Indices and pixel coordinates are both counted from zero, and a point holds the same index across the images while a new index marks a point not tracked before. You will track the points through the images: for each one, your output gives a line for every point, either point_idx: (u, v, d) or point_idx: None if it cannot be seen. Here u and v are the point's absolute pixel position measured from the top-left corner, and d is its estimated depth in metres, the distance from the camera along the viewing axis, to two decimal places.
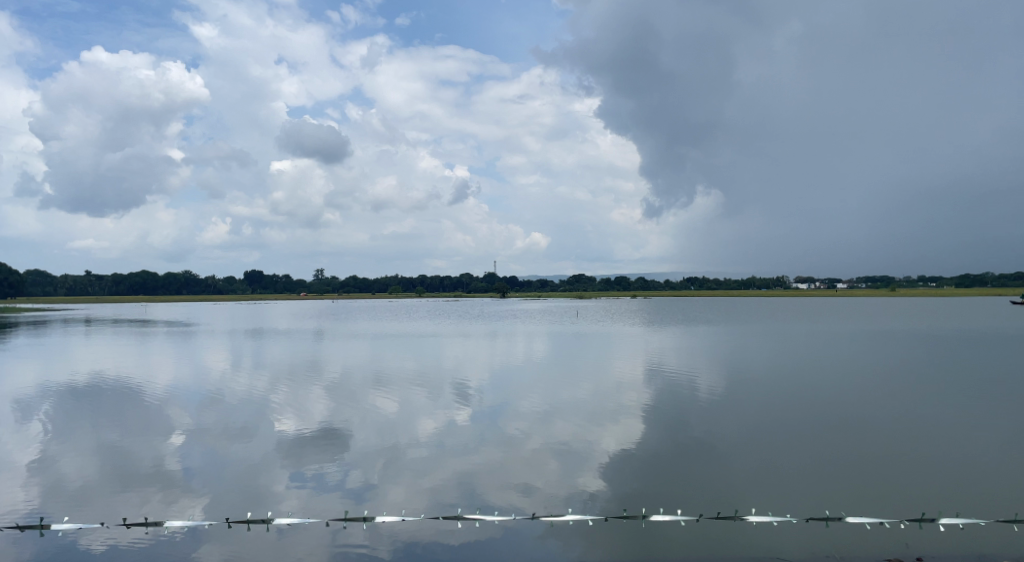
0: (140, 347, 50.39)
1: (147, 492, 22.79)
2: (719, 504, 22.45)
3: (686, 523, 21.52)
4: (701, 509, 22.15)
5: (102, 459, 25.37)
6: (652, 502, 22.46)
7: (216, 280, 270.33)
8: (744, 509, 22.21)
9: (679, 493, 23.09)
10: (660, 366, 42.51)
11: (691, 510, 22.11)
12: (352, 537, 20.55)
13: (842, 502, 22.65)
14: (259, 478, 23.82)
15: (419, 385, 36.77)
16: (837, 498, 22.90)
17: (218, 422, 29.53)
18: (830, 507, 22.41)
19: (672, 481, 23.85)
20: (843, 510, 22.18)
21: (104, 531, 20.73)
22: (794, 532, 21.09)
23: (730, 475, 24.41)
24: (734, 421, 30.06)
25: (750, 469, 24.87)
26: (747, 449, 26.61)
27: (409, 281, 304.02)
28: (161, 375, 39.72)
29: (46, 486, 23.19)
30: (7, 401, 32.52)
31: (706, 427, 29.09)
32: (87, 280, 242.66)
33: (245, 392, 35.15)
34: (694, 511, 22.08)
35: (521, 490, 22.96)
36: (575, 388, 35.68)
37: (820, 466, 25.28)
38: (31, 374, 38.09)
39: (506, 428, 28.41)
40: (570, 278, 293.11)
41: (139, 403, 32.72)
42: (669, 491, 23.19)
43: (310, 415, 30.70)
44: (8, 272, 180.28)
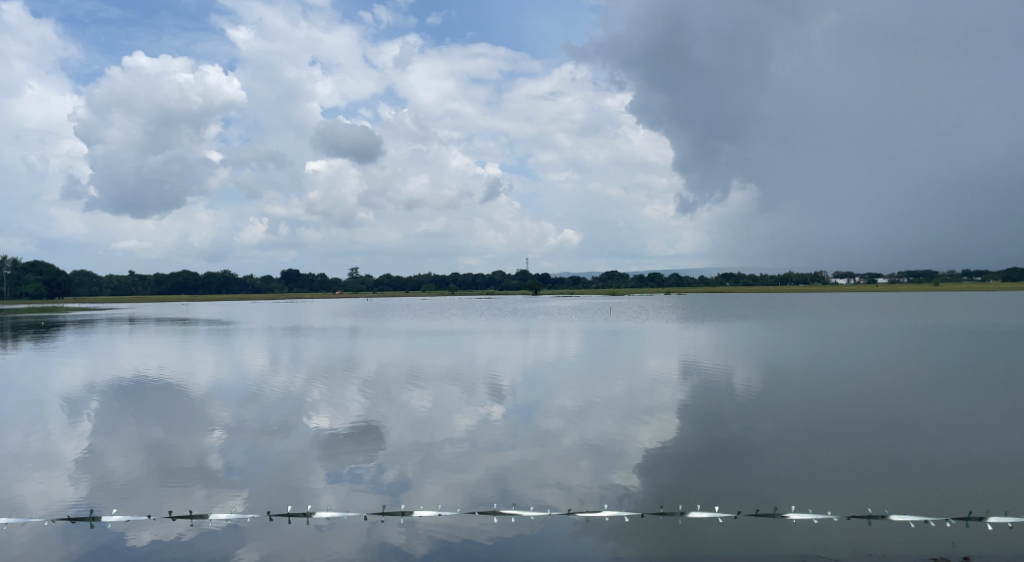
0: (182, 345, 51.62)
1: (190, 486, 23.45)
2: (758, 501, 22.48)
3: (724, 520, 21.58)
4: (739, 506, 22.19)
5: (147, 453, 26.12)
6: (689, 499, 22.54)
7: (255, 280, 274.97)
8: (784, 507, 22.19)
9: (717, 490, 23.12)
10: (696, 363, 42.39)
11: (730, 507, 22.17)
12: (389, 532, 20.97)
13: (885, 500, 22.51)
14: (298, 474, 24.35)
15: (452, 382, 37.17)
16: (879, 495, 22.78)
17: (257, 418, 30.17)
18: (873, 505, 22.28)
19: (710, 478, 23.87)
20: (886, 508, 22.05)
21: (151, 523, 21.41)
22: (836, 529, 21.02)
23: (768, 472, 24.35)
24: (771, 418, 29.92)
25: (790, 466, 24.81)
26: (785, 446, 26.51)
27: (443, 279, 305.88)
28: (203, 372, 40.68)
29: (93, 480, 23.96)
30: (55, 397, 33.55)
31: (742, 424, 29.01)
32: (130, 280, 248.27)
33: (283, 389, 35.82)
34: (732, 508, 22.14)
35: (555, 486, 23.20)
36: (609, 385, 35.77)
37: (862, 462, 25.15)
38: (78, 371, 39.23)
39: (539, 425, 28.63)
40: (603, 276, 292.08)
41: (182, 400, 33.55)
42: (707, 488, 23.23)
43: (347, 411, 31.26)
44: (56, 272, 185.59)
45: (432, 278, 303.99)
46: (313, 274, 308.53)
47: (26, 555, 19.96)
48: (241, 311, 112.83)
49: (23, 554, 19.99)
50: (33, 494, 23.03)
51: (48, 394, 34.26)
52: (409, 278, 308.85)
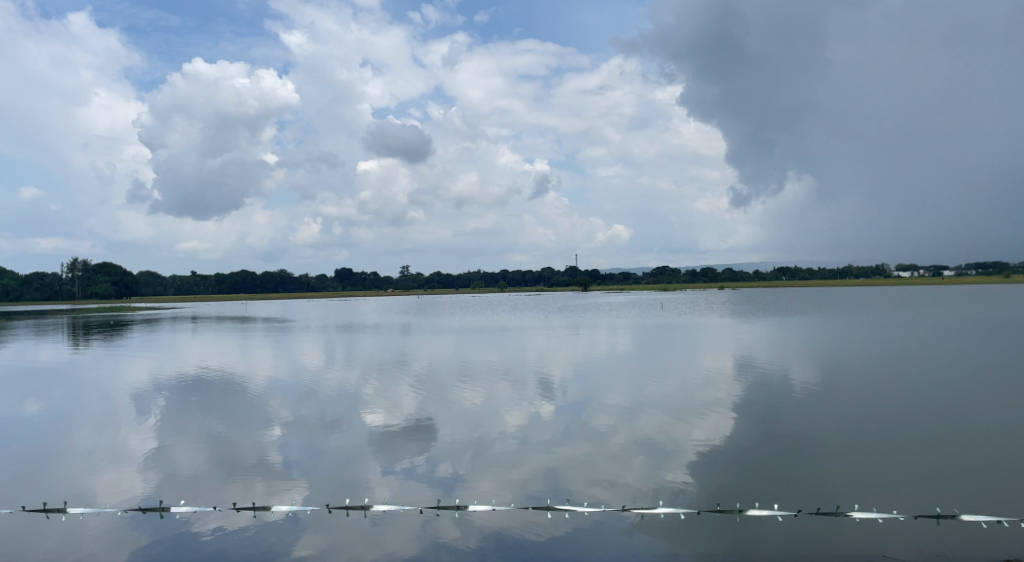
0: (241, 343, 52.92)
1: (251, 480, 24.28)
2: (820, 499, 22.39)
3: (784, 518, 21.58)
4: (799, 504, 22.16)
5: (210, 448, 27.08)
6: (747, 497, 22.59)
7: (310, 279, 280.12)
8: (847, 505, 22.10)
9: (777, 488, 23.11)
10: (751, 359, 42.22)
11: (790, 505, 22.15)
12: (444, 526, 21.48)
13: (955, 499, 22.25)
14: (354, 469, 24.99)
15: (504, 379, 37.48)
16: (947, 494, 22.55)
17: (313, 414, 31.02)
18: (941, 504, 22.05)
19: (769, 476, 23.84)
20: (955, 508, 21.81)
21: (216, 514, 22.28)
22: (902, 529, 20.90)
23: (829, 471, 24.19)
24: (832, 415, 29.60)
25: (851, 464, 24.67)
26: (847, 444, 26.26)
27: (493, 276, 306.69)
28: (262, 369, 41.79)
29: (160, 473, 24.95)
30: (123, 393, 34.97)
31: (801, 421, 28.79)
32: (191, 280, 255.00)
33: (338, 385, 36.66)
34: (792, 506, 22.12)
35: (608, 483, 23.42)
36: (661, 381, 35.79)
37: (928, 460, 24.89)
38: (144, 369, 40.63)
39: (590, 422, 28.86)
40: (655, 272, 288.55)
41: (242, 396, 34.65)
42: (766, 486, 23.23)
43: (400, 407, 31.84)
44: (123, 273, 191.76)
45: (482, 275, 305.72)
46: (366, 273, 312.44)
47: (99, 543, 20.93)
48: (300, 309, 115.71)
49: (96, 542, 20.98)
50: (105, 485, 24.11)
51: (117, 390, 35.60)
52: (459, 276, 311.05)
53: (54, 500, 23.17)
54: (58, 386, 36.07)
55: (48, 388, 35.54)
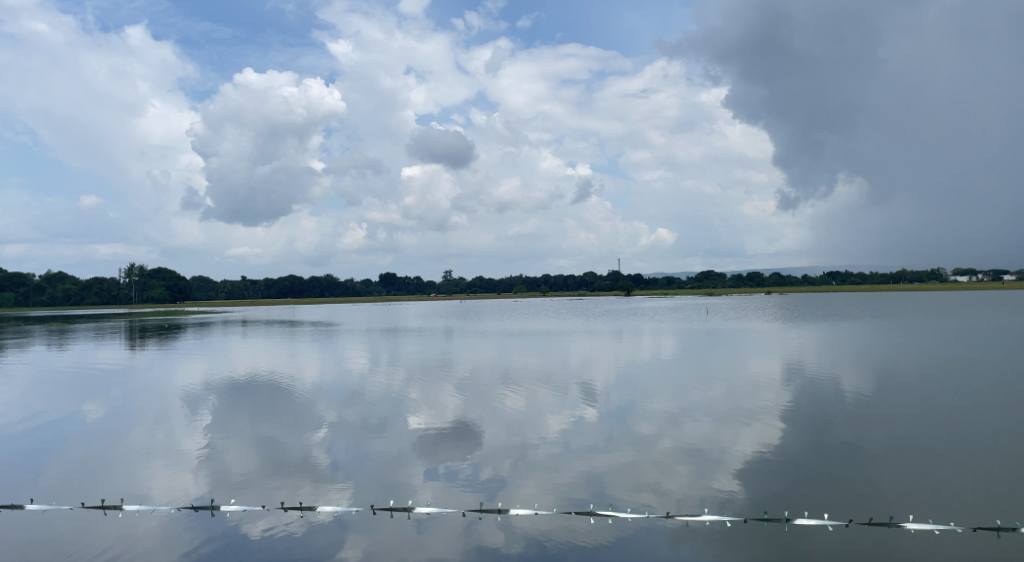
0: (289, 346, 53.99)
1: (298, 480, 24.95)
2: (873, 509, 22.29)
3: (834, 527, 21.56)
4: (851, 513, 22.09)
5: (259, 449, 27.84)
6: (797, 505, 22.57)
7: (355, 283, 284.20)
8: (901, 515, 21.97)
9: (828, 496, 23.02)
10: (799, 365, 41.96)
11: (842, 514, 22.09)
12: (486, 529, 21.88)
13: (1015, 510, 21.99)
14: (399, 471, 25.49)
15: (546, 384, 37.70)
16: (1007, 504, 22.29)
17: (359, 417, 31.61)
18: (1000, 515, 21.82)
19: (819, 484, 23.75)
20: (1015, 520, 21.59)
21: (265, 513, 22.98)
22: (959, 541, 20.78)
23: (882, 480, 24.03)
24: (886, 423, 29.24)
25: (903, 473, 24.48)
26: (901, 453, 25.98)
27: (535, 281, 307.40)
28: (309, 372, 42.65)
29: (211, 473, 25.74)
30: (177, 394, 36.02)
31: (853, 430, 28.49)
32: (241, 285, 260.38)
33: (383, 389, 37.24)
34: (844, 515, 22.06)
35: (652, 490, 23.55)
36: (707, 387, 35.73)
37: (987, 470, 24.58)
38: (197, 371, 41.78)
39: (633, 428, 28.97)
40: (699, 276, 286.57)
41: (290, 398, 35.42)
42: (816, 494, 23.15)
43: (444, 411, 32.25)
44: (177, 278, 196.74)
45: (524, 280, 306.58)
46: (410, 278, 315.79)
47: (154, 539, 21.73)
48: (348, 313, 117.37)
49: (151, 538, 21.78)
50: (159, 483, 24.98)
51: (171, 392, 36.69)
52: (502, 280, 312.19)
53: (111, 497, 24.08)
54: (116, 388, 37.26)
55: (107, 390, 36.79)
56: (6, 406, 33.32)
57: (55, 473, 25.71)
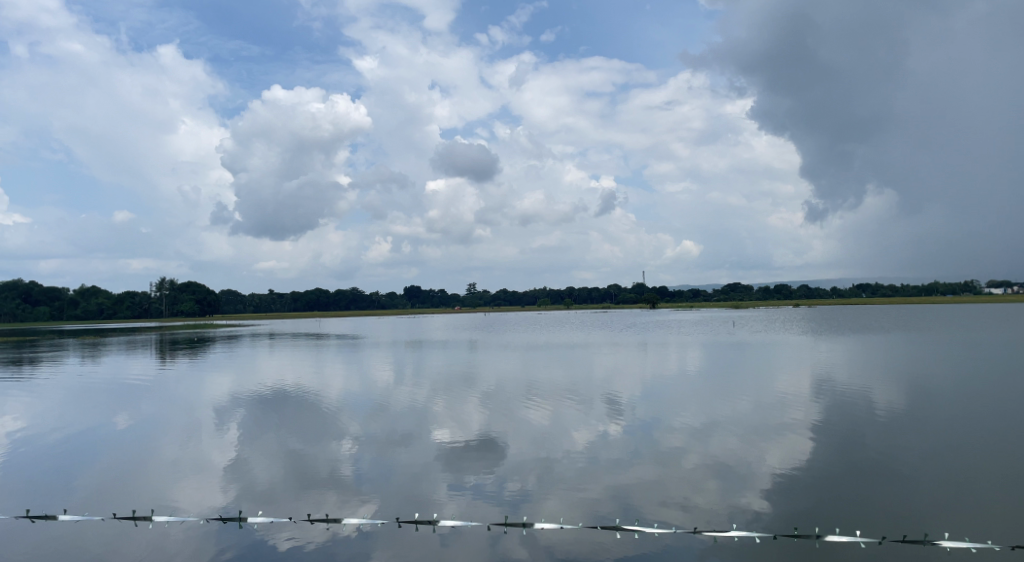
0: (315, 359, 54.29)
1: (324, 493, 25.08)
2: (907, 526, 22.05)
3: (867, 545, 21.40)
4: (884, 531, 21.88)
5: (285, 461, 28.02)
6: (827, 521, 22.39)
7: (380, 296, 285.68)
8: (936, 532, 21.74)
9: (859, 512, 22.80)
10: (829, 379, 41.48)
11: (874, 531, 21.89)
12: (512, 543, 21.85)
13: None
14: (423, 484, 25.54)
15: (571, 397, 37.55)
16: None
17: (384, 430, 31.69)
18: None
19: (849, 499, 23.54)
20: None
21: (291, 525, 23.14)
22: None
23: (915, 495, 23.75)
24: (919, 439, 28.85)
25: (938, 489, 24.17)
26: (934, 469, 25.62)
27: (560, 293, 307.03)
28: (334, 385, 42.88)
29: (238, 484, 25.96)
30: (205, 407, 36.37)
31: (885, 445, 28.13)
32: (268, 298, 262.75)
33: (408, 402, 37.33)
34: (877, 532, 21.86)
35: (679, 505, 23.39)
36: (735, 402, 35.41)
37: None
38: (225, 384, 42.14)
39: (660, 442, 28.80)
40: (725, 288, 284.58)
41: (317, 411, 35.63)
42: (846, 510, 22.95)
43: (468, 425, 32.25)
44: (206, 292, 199.11)
45: (548, 293, 306.40)
46: (434, 292, 316.73)
47: (183, 550, 21.95)
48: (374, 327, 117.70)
49: (181, 548, 22.02)
50: (188, 495, 25.24)
51: (200, 404, 37.03)
52: (526, 293, 312.10)
53: (142, 507, 24.38)
54: (146, 401, 37.71)
55: (137, 403, 37.20)
56: (39, 419, 33.78)
57: (86, 485, 26.04)
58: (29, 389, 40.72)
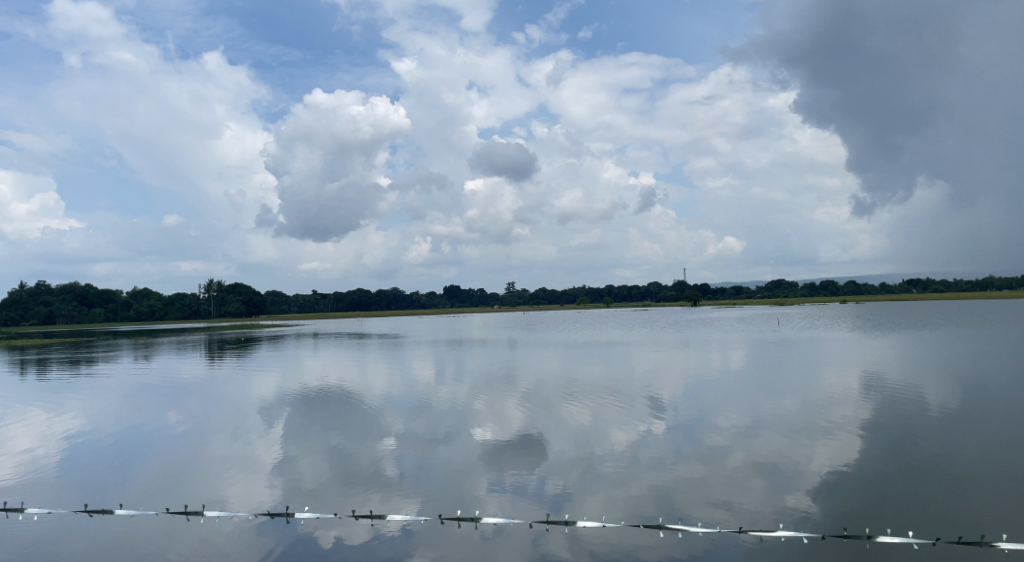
0: (357, 358, 55.00)
1: (368, 490, 25.48)
2: (962, 527, 21.81)
3: (921, 546, 21.20)
4: (938, 531, 21.67)
5: (330, 459, 28.53)
6: (878, 521, 22.22)
7: (420, 296, 288.16)
8: (992, 534, 21.47)
9: (911, 512, 22.58)
10: (879, 377, 40.76)
11: (927, 533, 21.66)
12: (554, 541, 22.06)
13: None
14: (466, 482, 25.82)
15: (612, 396, 37.55)
16: None
17: (426, 429, 32.03)
18: None
19: (901, 499, 23.31)
20: None
21: (336, 521, 23.64)
22: None
23: (970, 496, 23.41)
24: (974, 438, 28.34)
25: (995, 490, 23.74)
26: (989, 469, 25.21)
27: (599, 291, 306.08)
28: (377, 383, 43.45)
29: (286, 481, 26.54)
30: (252, 406, 37.10)
31: (938, 445, 27.70)
32: (312, 298, 266.58)
33: (449, 400, 37.66)
34: (930, 533, 21.66)
35: (724, 505, 23.34)
36: (780, 401, 35.00)
37: None
38: (270, 383, 42.98)
39: (702, 442, 28.71)
40: (768, 285, 281.08)
41: (360, 410, 36.10)
42: (898, 510, 22.73)
43: (509, 423, 32.47)
44: (252, 293, 202.97)
45: (588, 291, 305.58)
46: (474, 291, 317.97)
47: (234, 543, 22.57)
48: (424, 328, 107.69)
49: (231, 542, 22.61)
50: (237, 491, 25.86)
51: (247, 403, 37.82)
52: (566, 291, 311.64)
53: (194, 502, 25.10)
54: (195, 400, 38.60)
55: (187, 401, 38.14)
56: (95, 418, 34.86)
57: (141, 481, 26.85)
58: (84, 387, 41.96)
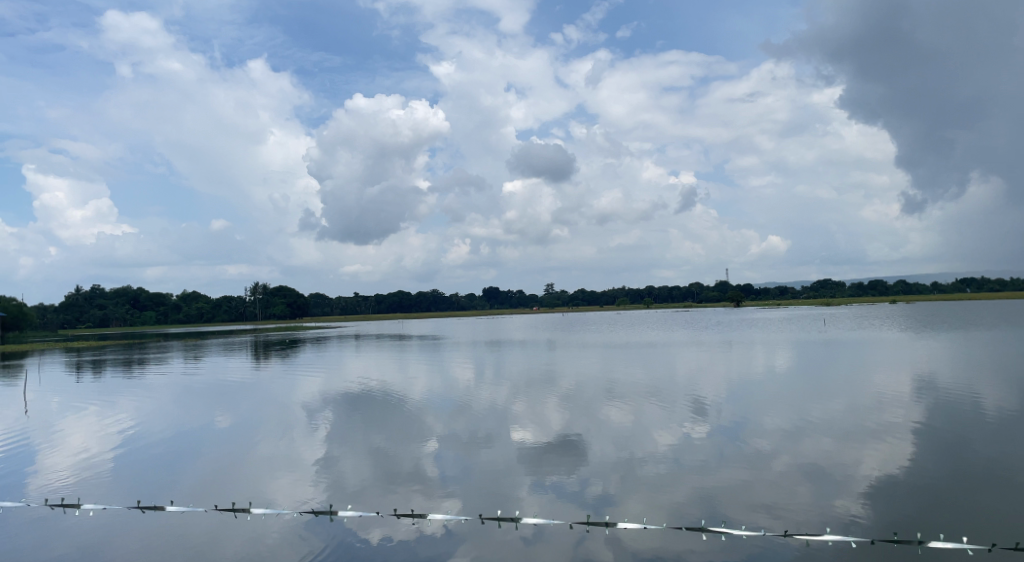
0: (399, 360, 55.21)
1: (409, 490, 25.64)
2: (1018, 533, 21.25)
3: (975, 552, 20.73)
4: (994, 537, 21.15)
5: (372, 459, 28.71)
6: (930, 526, 21.73)
7: (460, 298, 289.27)
8: None
9: (963, 517, 22.08)
10: (932, 379, 39.79)
11: (982, 538, 21.16)
12: (595, 542, 22.00)
13: None
14: (507, 484, 25.81)
15: (654, 398, 37.15)
16: None
17: (466, 430, 32.06)
18: None
19: (954, 505, 22.76)
20: None
21: (378, 519, 23.85)
22: None
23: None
24: None
25: None
26: None
27: (639, 292, 303.91)
28: (418, 385, 43.57)
29: (329, 480, 26.80)
30: (296, 406, 37.52)
31: (993, 449, 26.97)
32: (354, 301, 269.06)
33: (489, 402, 37.60)
34: (985, 539, 21.15)
35: (769, 510, 23.00)
36: (827, 403, 34.41)
37: None
38: (314, 384, 43.37)
39: (746, 445, 28.31)
40: (812, 286, 276.39)
41: (401, 411, 36.26)
42: (950, 515, 22.24)
43: (549, 426, 32.33)
44: (296, 296, 205.63)
45: (628, 292, 303.67)
46: (513, 293, 317.95)
47: (281, 540, 22.86)
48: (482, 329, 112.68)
49: (277, 539, 22.93)
50: (282, 489, 26.22)
51: (291, 404, 38.22)
52: (606, 292, 309.82)
53: (241, 499, 25.50)
54: (241, 400, 39.12)
55: (234, 402, 38.68)
56: (146, 418, 35.53)
57: (190, 479, 27.32)
58: (135, 388, 42.82)
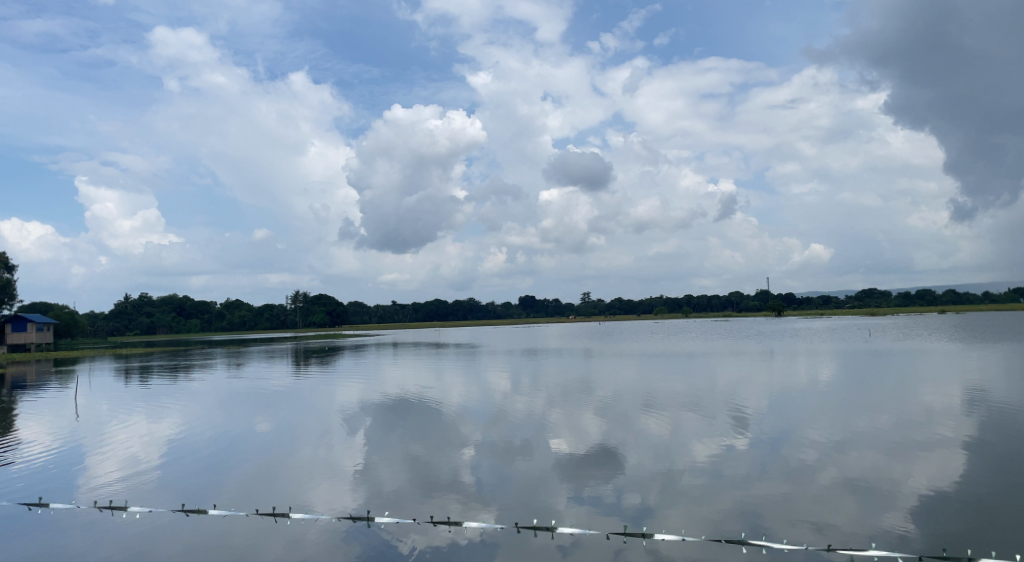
0: (436, 369, 55.23)
1: (446, 497, 25.73)
2: None
3: None
4: None
5: (409, 467, 28.82)
6: (982, 543, 21.20)
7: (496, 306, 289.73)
8: None
9: (1017, 535, 21.50)
10: (983, 392, 38.69)
11: None
12: (633, 554, 21.82)
13: None
14: (544, 493, 25.75)
15: (693, 409, 36.75)
16: None
17: (503, 439, 31.96)
18: None
19: (1006, 522, 22.17)
20: None
21: (415, 526, 24.00)
22: None
23: None
24: None
25: None
26: None
27: (677, 301, 301.31)
28: (455, 393, 43.63)
29: (366, 487, 27.01)
30: (335, 414, 37.74)
31: None
32: (392, 309, 271.02)
33: (526, 411, 37.47)
34: None
35: (812, 524, 22.61)
36: (873, 417, 33.65)
37: None
38: (352, 392, 43.56)
39: (788, 458, 27.86)
40: (856, 296, 271.37)
41: (438, 420, 36.29)
42: (1002, 532, 21.68)
43: (587, 436, 32.10)
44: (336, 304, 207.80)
45: (666, 301, 301.33)
46: (550, 301, 317.36)
47: (320, 545, 23.10)
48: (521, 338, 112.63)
49: (317, 544, 23.17)
50: (321, 494, 26.48)
51: (330, 411, 38.47)
52: (643, 301, 307.66)
53: (281, 504, 25.82)
54: (282, 407, 39.45)
55: (275, 409, 38.99)
56: (190, 424, 36.00)
57: (232, 483, 27.71)
58: (179, 394, 43.42)
